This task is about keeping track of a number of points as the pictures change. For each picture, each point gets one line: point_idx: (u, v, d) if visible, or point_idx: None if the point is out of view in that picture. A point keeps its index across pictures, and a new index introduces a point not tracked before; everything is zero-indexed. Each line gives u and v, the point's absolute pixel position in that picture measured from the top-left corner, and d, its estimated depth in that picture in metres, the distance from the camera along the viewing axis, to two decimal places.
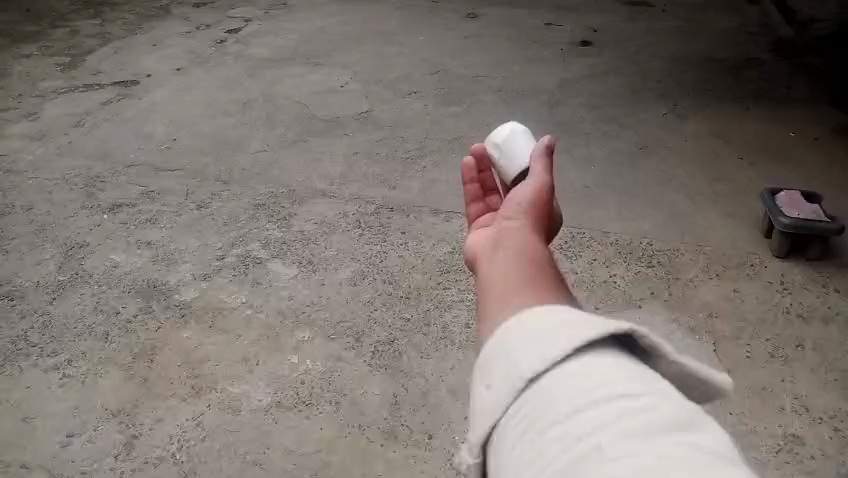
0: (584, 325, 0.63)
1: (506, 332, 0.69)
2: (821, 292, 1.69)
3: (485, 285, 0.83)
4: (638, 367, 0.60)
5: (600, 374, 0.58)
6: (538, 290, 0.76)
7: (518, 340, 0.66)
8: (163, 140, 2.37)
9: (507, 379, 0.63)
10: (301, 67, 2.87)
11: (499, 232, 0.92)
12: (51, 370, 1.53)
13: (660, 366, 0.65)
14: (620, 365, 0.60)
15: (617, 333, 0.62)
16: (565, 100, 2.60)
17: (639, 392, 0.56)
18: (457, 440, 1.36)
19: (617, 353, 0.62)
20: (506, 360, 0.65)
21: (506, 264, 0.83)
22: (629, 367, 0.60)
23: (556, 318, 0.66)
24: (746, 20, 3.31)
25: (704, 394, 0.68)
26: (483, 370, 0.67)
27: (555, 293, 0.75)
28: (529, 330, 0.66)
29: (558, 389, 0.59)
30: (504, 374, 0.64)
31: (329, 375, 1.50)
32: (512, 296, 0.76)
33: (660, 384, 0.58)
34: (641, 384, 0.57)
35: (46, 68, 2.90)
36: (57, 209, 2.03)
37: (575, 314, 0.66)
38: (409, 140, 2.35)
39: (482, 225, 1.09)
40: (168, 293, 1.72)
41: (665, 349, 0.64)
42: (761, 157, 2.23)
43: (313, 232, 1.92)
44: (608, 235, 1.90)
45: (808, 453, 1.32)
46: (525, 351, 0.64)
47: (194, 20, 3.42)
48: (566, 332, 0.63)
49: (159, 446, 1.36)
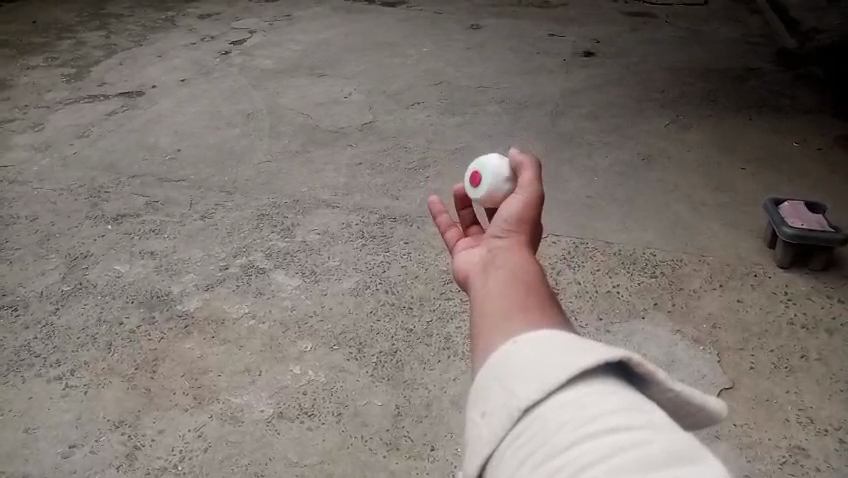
0: (579, 354, 0.62)
1: (502, 359, 0.67)
2: (825, 302, 1.68)
3: (477, 305, 0.80)
4: (634, 396, 0.59)
5: (596, 403, 0.57)
6: (535, 314, 0.74)
7: (513, 367, 0.64)
8: (168, 150, 2.38)
9: (502, 407, 0.61)
10: (305, 78, 2.88)
11: (490, 250, 0.90)
12: (54, 380, 1.53)
13: (653, 392, 0.64)
14: (617, 395, 0.58)
15: (612, 361, 0.61)
16: (568, 110, 2.61)
17: (636, 424, 0.55)
18: (460, 451, 1.36)
19: (612, 380, 0.61)
20: (501, 388, 0.63)
21: (500, 285, 0.81)
22: (625, 397, 0.58)
23: (551, 347, 0.64)
24: (749, 31, 3.32)
25: (695, 420, 0.68)
26: (477, 398, 0.66)
27: (551, 316, 0.74)
28: (524, 358, 0.64)
29: (554, 420, 0.57)
30: (500, 402, 0.62)
31: (331, 386, 1.50)
32: (507, 320, 0.74)
33: (656, 414, 0.57)
34: (638, 415, 0.56)
35: (52, 79, 2.92)
36: (61, 219, 2.04)
37: (569, 341, 0.65)
38: (412, 150, 2.36)
39: (466, 240, 1.06)
40: (171, 304, 1.72)
41: (659, 375, 0.63)
42: (764, 168, 2.23)
43: (316, 243, 1.92)
44: (611, 245, 1.90)
45: (813, 465, 1.31)
46: (520, 380, 0.62)
47: (199, 31, 3.44)
48: (562, 360, 0.61)
49: (161, 457, 1.36)
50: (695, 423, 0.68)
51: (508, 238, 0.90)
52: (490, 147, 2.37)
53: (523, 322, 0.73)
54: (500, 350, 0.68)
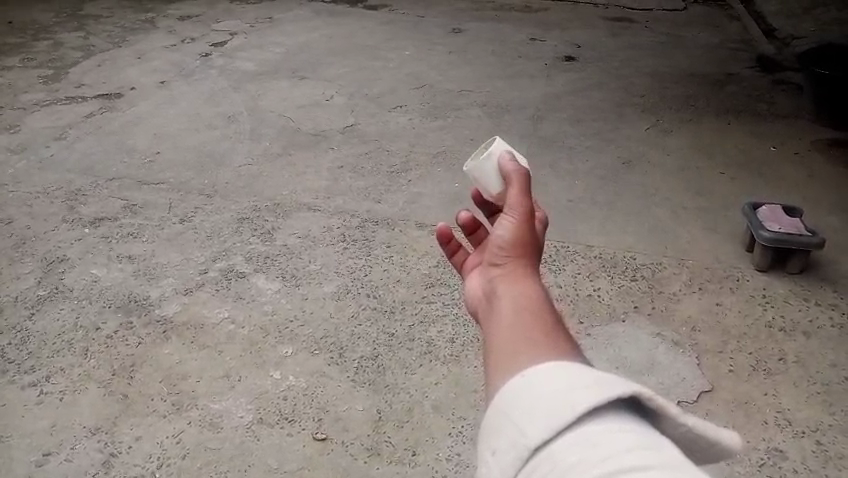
0: (588, 389, 0.60)
1: (510, 395, 0.65)
2: (803, 305, 1.70)
3: (487, 345, 0.77)
4: (648, 434, 0.56)
5: (606, 443, 0.55)
6: (547, 348, 0.71)
7: (521, 402, 0.63)
8: (147, 153, 2.35)
9: (512, 445, 0.60)
10: (287, 81, 2.87)
11: (492, 281, 0.86)
12: (28, 387, 1.50)
13: (667, 427, 0.61)
14: (625, 433, 0.56)
15: (619, 397, 0.59)
16: (549, 114, 2.62)
17: (649, 463, 0.52)
18: (441, 456, 1.35)
19: (623, 417, 0.58)
20: (509, 424, 0.62)
21: (506, 321, 0.78)
22: (638, 435, 0.56)
23: (561, 381, 0.62)
24: (728, 36, 3.36)
25: (711, 454, 0.65)
26: (487, 433, 0.64)
27: (562, 350, 0.71)
28: (533, 394, 0.63)
29: (564, 459, 0.55)
30: (510, 440, 0.60)
31: (311, 392, 1.49)
32: (516, 355, 0.71)
33: (672, 454, 0.54)
34: (654, 454, 0.53)
35: (28, 80, 2.88)
36: (38, 223, 2.01)
37: (576, 376, 0.63)
38: (394, 154, 2.36)
39: (472, 266, 1.00)
40: (150, 308, 1.71)
41: (672, 410, 0.61)
42: (743, 172, 2.25)
43: (297, 246, 1.91)
44: (592, 249, 1.91)
45: (791, 466, 1.32)
46: (529, 416, 0.60)
47: (179, 33, 3.41)
48: (569, 397, 0.59)
49: (139, 465, 1.34)
50: (714, 457, 0.65)
51: (507, 265, 0.86)
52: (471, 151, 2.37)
53: (533, 354, 0.71)
54: (509, 389, 0.66)
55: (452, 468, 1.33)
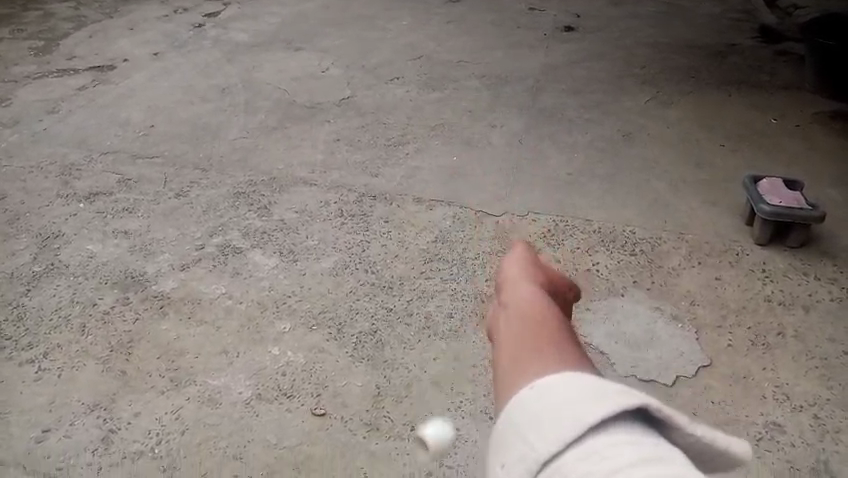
0: (598, 400, 0.57)
1: (520, 409, 0.62)
2: (802, 279, 1.69)
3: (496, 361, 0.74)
4: (661, 447, 0.53)
5: (617, 454, 0.52)
6: (560, 360, 0.68)
7: (529, 417, 0.60)
8: (141, 127, 2.33)
9: (521, 460, 0.57)
10: (282, 53, 2.83)
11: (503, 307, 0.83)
12: (25, 363, 1.49)
13: (681, 439, 0.59)
14: (637, 445, 0.53)
15: (630, 409, 0.56)
16: (548, 86, 2.59)
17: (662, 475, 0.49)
18: (441, 431, 1.36)
19: (635, 430, 0.55)
20: (518, 437, 0.59)
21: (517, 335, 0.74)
22: (650, 447, 0.53)
23: (570, 392, 0.60)
24: (729, 5, 3.32)
25: (725, 465, 0.62)
26: (495, 450, 0.61)
27: (576, 361, 0.68)
28: (542, 407, 0.60)
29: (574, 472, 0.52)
30: (518, 454, 0.57)
31: (310, 367, 1.48)
32: (527, 367, 0.68)
33: (686, 466, 0.52)
34: (667, 466, 0.51)
35: (18, 52, 2.83)
36: (31, 198, 1.98)
37: (585, 386, 0.60)
38: (391, 126, 2.33)
39: None
40: (146, 284, 1.69)
41: (684, 422, 0.58)
42: (743, 144, 2.23)
43: (294, 221, 1.90)
44: (591, 223, 1.89)
45: (789, 440, 1.33)
46: (539, 432, 0.58)
47: (171, 3, 3.35)
48: (578, 410, 0.57)
49: (138, 441, 1.34)
50: (728, 468, 0.62)
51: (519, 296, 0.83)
52: (469, 124, 2.35)
53: (546, 365, 0.67)
54: (520, 400, 0.63)
55: (451, 443, 1.33)
